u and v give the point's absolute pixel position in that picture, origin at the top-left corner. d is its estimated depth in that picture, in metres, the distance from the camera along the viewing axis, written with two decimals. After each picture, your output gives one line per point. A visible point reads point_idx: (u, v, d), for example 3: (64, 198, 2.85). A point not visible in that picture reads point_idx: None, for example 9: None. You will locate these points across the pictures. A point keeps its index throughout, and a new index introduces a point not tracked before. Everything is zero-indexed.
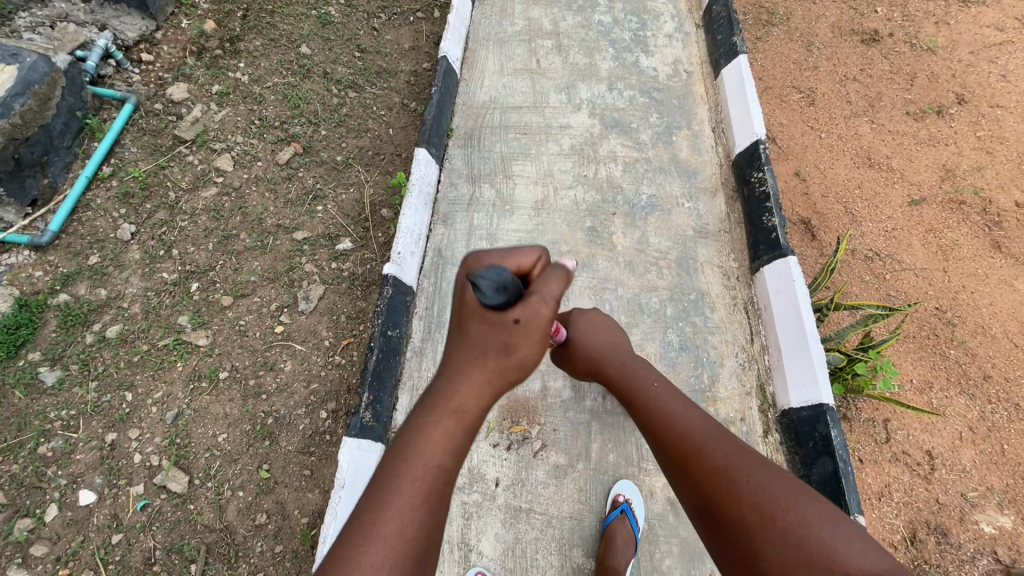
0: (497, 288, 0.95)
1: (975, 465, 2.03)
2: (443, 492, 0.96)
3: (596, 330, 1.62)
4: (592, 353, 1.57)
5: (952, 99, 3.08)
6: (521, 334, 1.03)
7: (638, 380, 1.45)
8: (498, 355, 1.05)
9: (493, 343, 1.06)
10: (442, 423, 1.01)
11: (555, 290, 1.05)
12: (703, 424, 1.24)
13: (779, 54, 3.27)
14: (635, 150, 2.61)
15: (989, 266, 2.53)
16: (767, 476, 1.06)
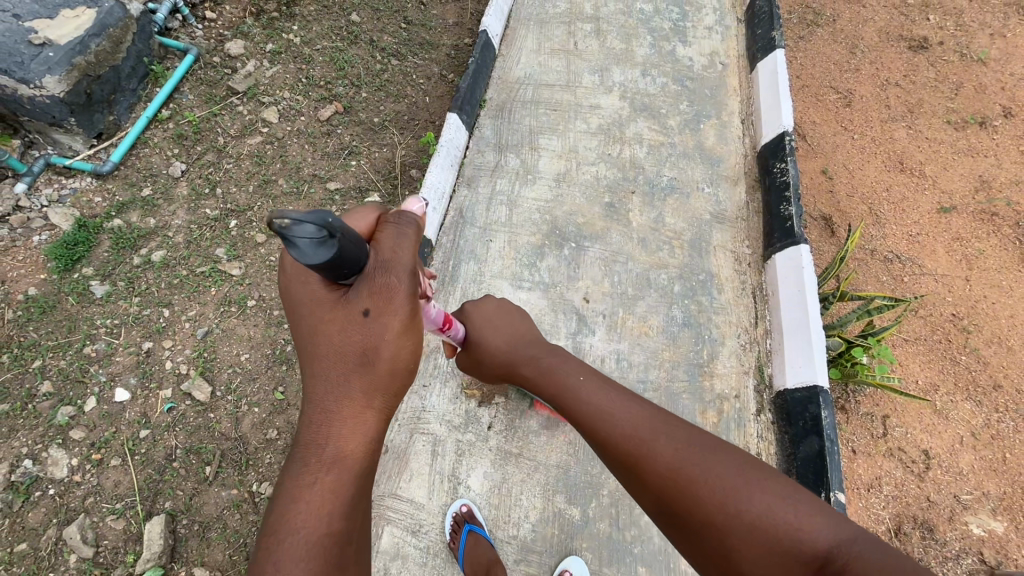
0: (319, 242, 0.72)
1: (972, 470, 2.02)
2: (337, 556, 0.81)
3: (492, 324, 1.52)
4: (499, 352, 1.47)
5: (997, 111, 3.01)
6: (381, 329, 0.86)
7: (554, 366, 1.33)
8: (359, 358, 0.87)
9: (352, 352, 0.87)
10: (319, 478, 0.84)
11: (409, 250, 0.90)
12: (645, 409, 1.10)
13: (820, 54, 3.25)
14: (660, 134, 2.66)
15: (1015, 278, 2.47)
16: (718, 459, 0.95)
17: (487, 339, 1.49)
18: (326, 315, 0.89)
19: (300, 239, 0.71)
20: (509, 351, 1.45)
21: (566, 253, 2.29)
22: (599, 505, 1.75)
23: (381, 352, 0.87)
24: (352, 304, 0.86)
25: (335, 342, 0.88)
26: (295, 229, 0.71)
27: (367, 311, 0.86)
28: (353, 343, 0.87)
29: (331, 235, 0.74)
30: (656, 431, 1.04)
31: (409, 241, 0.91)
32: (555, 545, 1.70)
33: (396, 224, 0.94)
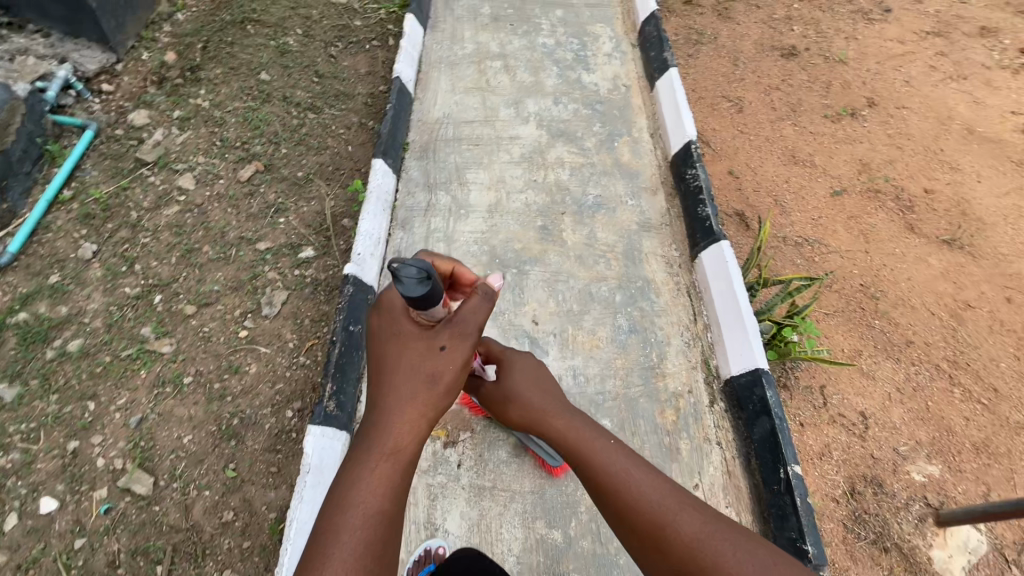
0: (417, 281, 0.97)
1: (904, 422, 2.21)
2: (381, 532, 0.99)
3: (530, 379, 1.49)
4: (529, 404, 1.44)
5: (863, 102, 3.42)
6: (447, 361, 1.11)
7: (583, 432, 1.32)
8: (424, 381, 1.10)
9: (421, 376, 1.10)
10: (378, 467, 1.04)
11: (483, 310, 1.14)
12: (668, 482, 1.18)
13: (708, 69, 3.57)
14: (580, 156, 2.81)
15: (905, 245, 2.78)
16: (743, 543, 1.06)
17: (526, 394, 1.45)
18: (405, 339, 1.13)
19: (408, 280, 0.97)
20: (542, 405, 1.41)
21: (509, 280, 2.34)
22: (579, 523, 1.76)
23: (443, 380, 1.11)
24: (431, 339, 1.12)
25: (410, 363, 1.12)
26: (403, 269, 0.97)
27: (444, 345, 1.11)
28: (424, 367, 1.11)
29: (425, 275, 0.99)
30: (683, 506, 1.13)
31: (485, 307, 1.14)
32: (541, 573, 1.69)
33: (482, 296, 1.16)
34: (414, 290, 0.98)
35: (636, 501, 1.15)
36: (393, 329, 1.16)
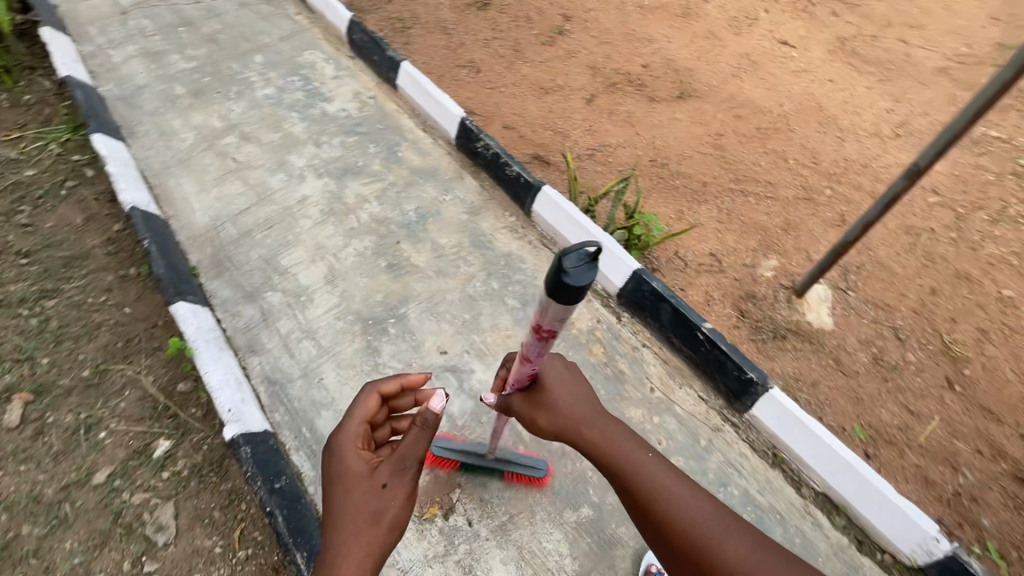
0: (586, 267, 0.92)
1: (737, 242, 2.72)
2: None
3: (565, 386, 1.41)
4: (566, 414, 1.37)
5: (561, 21, 3.90)
6: (390, 498, 1.25)
7: (625, 449, 1.31)
8: (368, 518, 1.22)
9: (365, 513, 1.23)
10: None
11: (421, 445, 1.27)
12: (714, 508, 1.21)
13: (429, 47, 3.67)
14: (376, 182, 2.71)
15: (657, 115, 3.33)
16: (782, 564, 1.14)
17: (561, 401, 1.38)
18: (351, 483, 1.27)
19: (574, 268, 0.92)
20: (580, 415, 1.36)
21: (395, 331, 2.24)
22: (596, 487, 1.86)
23: (385, 518, 1.24)
24: (375, 477, 1.27)
25: (356, 503, 1.24)
26: (569, 256, 0.92)
27: (384, 483, 1.26)
28: (369, 506, 1.24)
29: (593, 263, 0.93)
30: (726, 529, 1.18)
31: (422, 441, 1.27)
32: (597, 550, 1.76)
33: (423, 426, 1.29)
34: (578, 278, 0.92)
35: (685, 519, 1.19)
36: (341, 473, 1.30)
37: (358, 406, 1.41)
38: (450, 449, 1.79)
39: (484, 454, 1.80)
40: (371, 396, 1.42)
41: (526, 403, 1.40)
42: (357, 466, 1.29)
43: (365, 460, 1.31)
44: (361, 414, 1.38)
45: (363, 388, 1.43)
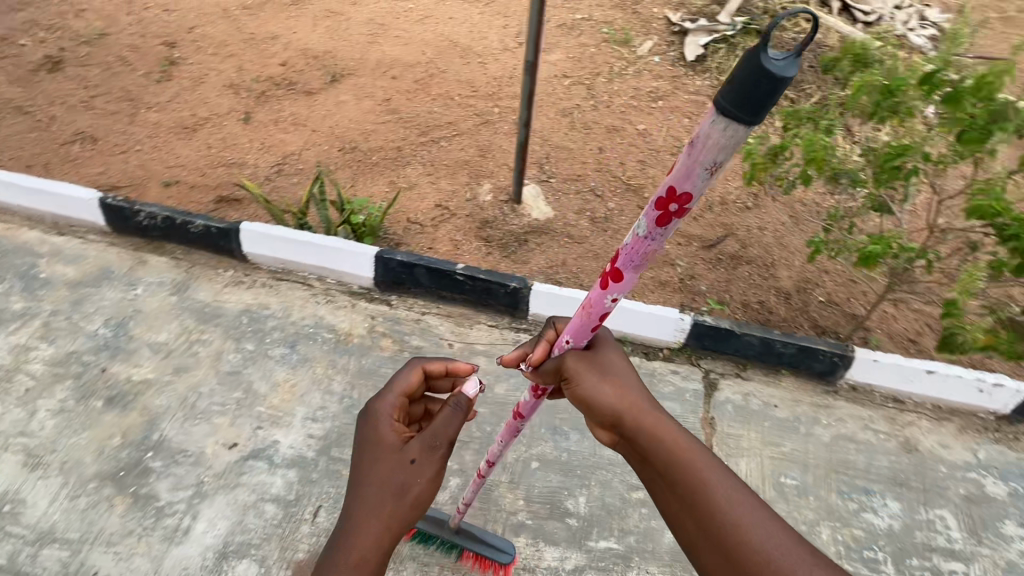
0: (786, 61, 0.75)
1: (450, 185, 2.95)
2: None
3: (616, 368, 1.16)
4: (615, 399, 1.12)
5: (166, 52, 3.47)
6: (417, 472, 1.17)
7: (686, 456, 1.04)
8: (393, 492, 1.14)
9: (389, 485, 1.15)
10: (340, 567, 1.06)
11: (453, 425, 1.21)
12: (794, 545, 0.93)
13: (11, 139, 2.92)
14: (32, 323, 2.15)
15: (320, 105, 3.27)
16: None
17: (604, 386, 1.13)
18: (381, 455, 1.20)
19: (777, 58, 0.75)
20: (629, 404, 1.11)
21: (160, 461, 1.85)
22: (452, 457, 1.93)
23: (411, 495, 1.15)
24: (405, 450, 1.19)
25: (380, 474, 1.17)
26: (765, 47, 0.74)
27: (412, 458, 1.18)
28: (394, 478, 1.16)
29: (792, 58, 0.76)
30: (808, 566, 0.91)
31: (455, 420, 1.22)
32: (480, 505, 1.84)
33: (452, 403, 1.23)
34: (785, 64, 0.74)
35: (749, 548, 0.94)
36: (372, 441, 1.23)
37: (401, 375, 1.37)
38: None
39: (444, 525, 1.72)
40: (413, 370, 1.39)
41: (571, 368, 1.15)
42: (389, 440, 1.22)
43: (400, 433, 1.24)
44: (402, 386, 1.33)
45: (407, 361, 1.38)
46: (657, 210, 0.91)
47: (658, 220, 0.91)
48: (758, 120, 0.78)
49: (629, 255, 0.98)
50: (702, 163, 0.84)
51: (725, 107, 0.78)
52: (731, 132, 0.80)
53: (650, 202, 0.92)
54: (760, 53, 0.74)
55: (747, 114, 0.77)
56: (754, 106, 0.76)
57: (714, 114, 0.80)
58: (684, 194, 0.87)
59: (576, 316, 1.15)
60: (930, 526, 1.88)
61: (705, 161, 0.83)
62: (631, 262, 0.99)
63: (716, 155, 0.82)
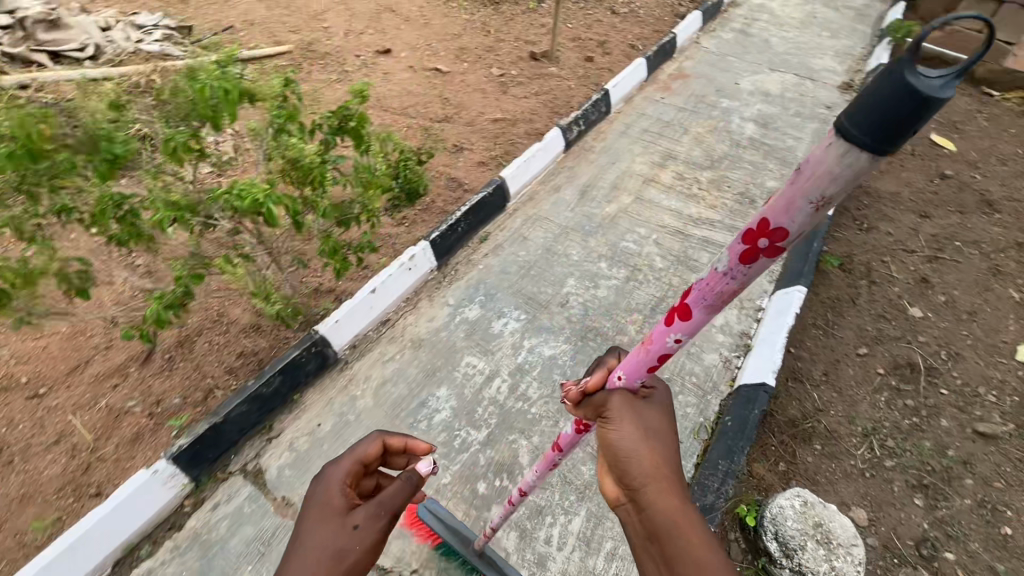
0: (945, 81, 0.71)
1: None
2: None
3: (655, 431, 1.20)
4: (647, 461, 1.16)
5: None
6: (362, 537, 1.17)
7: (699, 544, 1.08)
8: (328, 557, 1.14)
9: (333, 544, 1.15)
10: None
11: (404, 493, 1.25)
12: None
13: None
14: None
15: None
16: None
17: (639, 447, 1.16)
18: (328, 517, 1.20)
19: (936, 80, 0.70)
20: (657, 468, 1.15)
21: None
22: None
23: (350, 561, 1.14)
24: (351, 517, 1.20)
25: (322, 537, 1.17)
26: (926, 76, 0.71)
27: (355, 525, 1.19)
28: (340, 538, 1.17)
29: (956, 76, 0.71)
30: None
31: (405, 491, 1.26)
32: None
33: (407, 478, 1.30)
34: (945, 80, 0.70)
35: None
36: (320, 507, 1.23)
37: (362, 443, 1.40)
38: (437, 518, 1.82)
39: (471, 544, 1.77)
40: (372, 441, 1.41)
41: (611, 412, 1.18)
42: (338, 505, 1.23)
43: (346, 498, 1.25)
44: (356, 454, 1.35)
45: (369, 434, 1.42)
46: (745, 245, 0.92)
47: (743, 255, 0.92)
48: (891, 151, 0.75)
49: (702, 294, 1.02)
50: (808, 198, 0.83)
51: (853, 139, 0.76)
52: (852, 161, 0.78)
53: (739, 237, 0.93)
54: (902, 68, 0.71)
55: (882, 145, 0.74)
56: (893, 135, 0.73)
57: (832, 139, 0.79)
58: (779, 228, 0.87)
59: (634, 355, 1.20)
60: (468, 378, 2.28)
61: (811, 193, 0.82)
62: (702, 299, 1.03)
63: (827, 190, 0.81)
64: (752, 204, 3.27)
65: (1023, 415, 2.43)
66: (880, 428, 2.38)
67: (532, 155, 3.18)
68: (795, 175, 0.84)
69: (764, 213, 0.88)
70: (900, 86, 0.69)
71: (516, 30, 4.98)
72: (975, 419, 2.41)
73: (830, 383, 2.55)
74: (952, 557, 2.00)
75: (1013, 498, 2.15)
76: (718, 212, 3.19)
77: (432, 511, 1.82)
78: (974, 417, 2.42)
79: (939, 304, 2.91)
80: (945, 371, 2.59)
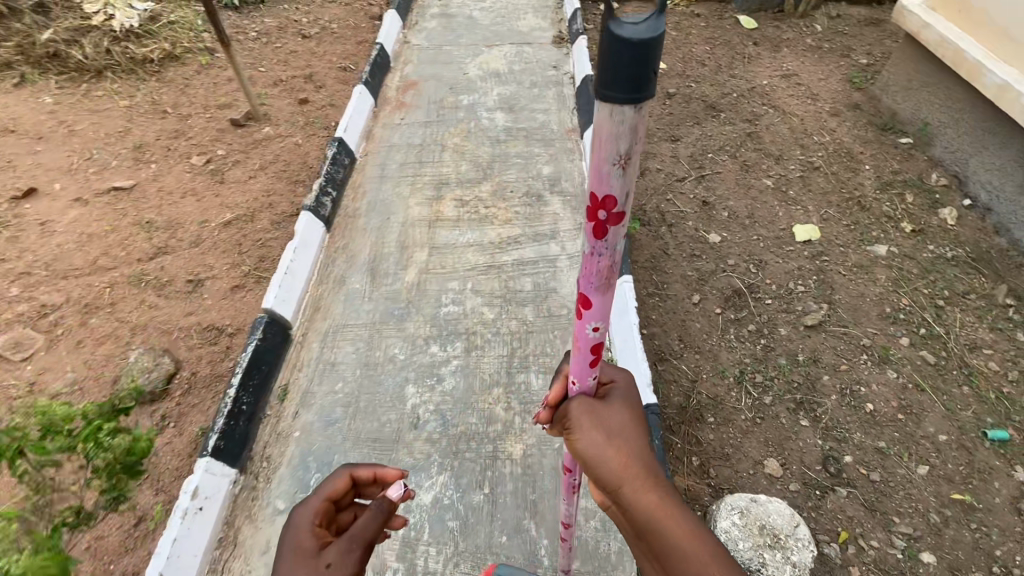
0: (652, 21, 0.80)
1: None
2: None
3: (622, 429, 1.27)
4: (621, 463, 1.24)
5: None
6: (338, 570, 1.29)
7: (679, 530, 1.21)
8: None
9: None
10: None
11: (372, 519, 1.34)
12: None
13: None
14: None
15: None
16: None
17: (609, 453, 1.24)
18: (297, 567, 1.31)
19: (635, 23, 0.79)
20: (632, 470, 1.23)
21: None
22: None
23: None
24: (320, 559, 1.32)
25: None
26: (627, 22, 0.79)
27: (326, 565, 1.31)
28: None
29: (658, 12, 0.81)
30: None
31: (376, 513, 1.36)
32: None
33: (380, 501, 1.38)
34: (645, 18, 0.79)
35: None
36: (291, 553, 1.36)
37: (327, 481, 1.51)
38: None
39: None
40: (339, 477, 1.52)
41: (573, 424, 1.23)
42: (309, 550, 1.35)
43: (315, 538, 1.37)
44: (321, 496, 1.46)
45: (334, 473, 1.53)
46: (592, 223, 1.00)
47: (595, 233, 1.00)
48: (647, 92, 0.83)
49: (587, 283, 1.09)
50: (609, 162, 0.91)
51: (616, 98, 0.83)
52: (622, 116, 0.85)
53: (584, 217, 1.01)
54: (610, 26, 0.80)
55: (637, 92, 0.82)
56: (636, 81, 0.81)
57: (602, 105, 0.86)
58: (607, 199, 0.95)
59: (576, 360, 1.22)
60: None
61: (609, 156, 0.90)
62: (593, 285, 1.10)
63: (618, 146, 0.89)
64: (541, 199, 3.12)
65: (826, 290, 2.73)
66: (746, 368, 2.47)
67: (290, 263, 2.55)
68: (591, 147, 0.92)
69: (588, 190, 0.96)
70: (612, 42, 0.79)
71: (200, 97, 4.05)
72: (801, 315, 2.64)
73: (690, 347, 2.57)
74: (851, 458, 2.15)
75: (858, 372, 2.40)
76: (515, 224, 2.97)
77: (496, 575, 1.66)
78: (799, 314, 2.65)
79: (726, 220, 3.13)
80: (761, 281, 2.79)
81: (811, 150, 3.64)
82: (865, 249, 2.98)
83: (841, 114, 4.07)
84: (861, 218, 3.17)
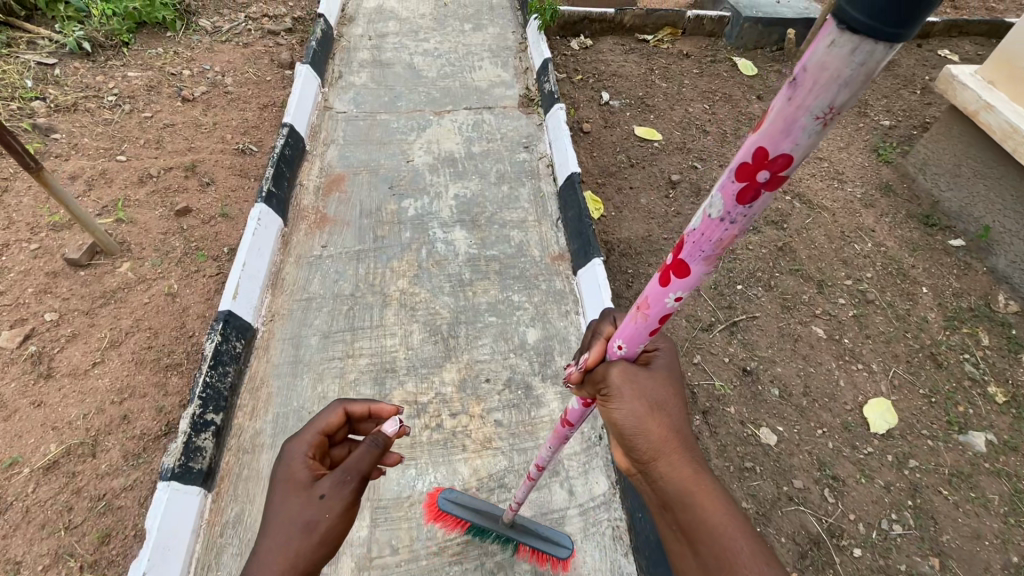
0: None
1: None
2: None
3: (652, 393, 1.18)
4: (650, 426, 1.16)
5: None
6: (337, 497, 1.22)
7: (709, 496, 1.12)
8: (298, 529, 1.18)
9: (310, 511, 1.20)
10: None
11: (365, 456, 1.26)
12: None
13: None
14: None
15: None
16: None
17: (639, 410, 1.15)
18: (293, 495, 1.22)
19: None
20: (661, 433, 1.15)
21: None
22: None
23: (317, 532, 1.18)
24: (318, 487, 1.23)
25: (295, 508, 1.20)
26: None
27: (321, 494, 1.22)
28: (311, 505, 1.20)
29: None
30: None
31: (367, 451, 1.28)
32: None
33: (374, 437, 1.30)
34: None
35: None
36: (286, 482, 1.26)
37: (321, 415, 1.40)
38: (460, 505, 1.78)
39: (500, 519, 1.75)
40: (333, 410, 1.42)
41: (613, 387, 1.15)
42: (303, 480, 1.26)
43: (310, 471, 1.27)
44: (319, 427, 1.36)
45: (330, 404, 1.42)
46: (742, 180, 0.81)
47: (742, 194, 0.82)
48: (908, 32, 0.60)
49: (698, 245, 0.91)
50: (807, 109, 0.71)
51: (861, 27, 0.61)
52: (864, 54, 0.63)
53: (733, 169, 0.82)
54: None
55: (896, 29, 0.59)
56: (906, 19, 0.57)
57: (832, 34, 0.64)
58: (780, 156, 0.76)
59: (629, 322, 1.11)
60: None
61: (817, 105, 0.69)
62: (700, 253, 0.92)
63: (832, 97, 0.68)
64: (530, 392, 2.20)
65: (929, 531, 2.00)
66: None
67: None
68: (790, 84, 0.71)
69: (759, 140, 0.77)
70: None
71: (23, 211, 2.80)
72: None
73: None
74: None
75: None
76: (497, 446, 2.05)
77: (452, 499, 1.79)
78: None
79: (778, 402, 2.33)
80: (843, 520, 2.02)
81: (856, 268, 2.91)
82: (959, 439, 2.27)
83: (876, 202, 3.34)
84: (940, 384, 2.46)
